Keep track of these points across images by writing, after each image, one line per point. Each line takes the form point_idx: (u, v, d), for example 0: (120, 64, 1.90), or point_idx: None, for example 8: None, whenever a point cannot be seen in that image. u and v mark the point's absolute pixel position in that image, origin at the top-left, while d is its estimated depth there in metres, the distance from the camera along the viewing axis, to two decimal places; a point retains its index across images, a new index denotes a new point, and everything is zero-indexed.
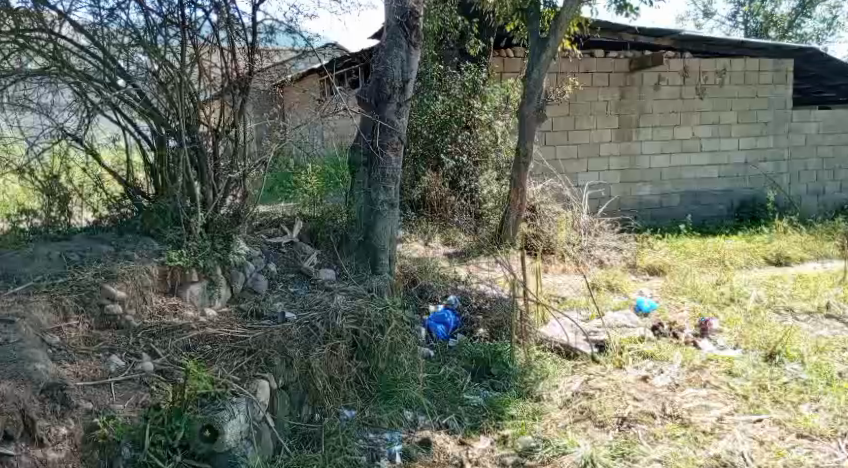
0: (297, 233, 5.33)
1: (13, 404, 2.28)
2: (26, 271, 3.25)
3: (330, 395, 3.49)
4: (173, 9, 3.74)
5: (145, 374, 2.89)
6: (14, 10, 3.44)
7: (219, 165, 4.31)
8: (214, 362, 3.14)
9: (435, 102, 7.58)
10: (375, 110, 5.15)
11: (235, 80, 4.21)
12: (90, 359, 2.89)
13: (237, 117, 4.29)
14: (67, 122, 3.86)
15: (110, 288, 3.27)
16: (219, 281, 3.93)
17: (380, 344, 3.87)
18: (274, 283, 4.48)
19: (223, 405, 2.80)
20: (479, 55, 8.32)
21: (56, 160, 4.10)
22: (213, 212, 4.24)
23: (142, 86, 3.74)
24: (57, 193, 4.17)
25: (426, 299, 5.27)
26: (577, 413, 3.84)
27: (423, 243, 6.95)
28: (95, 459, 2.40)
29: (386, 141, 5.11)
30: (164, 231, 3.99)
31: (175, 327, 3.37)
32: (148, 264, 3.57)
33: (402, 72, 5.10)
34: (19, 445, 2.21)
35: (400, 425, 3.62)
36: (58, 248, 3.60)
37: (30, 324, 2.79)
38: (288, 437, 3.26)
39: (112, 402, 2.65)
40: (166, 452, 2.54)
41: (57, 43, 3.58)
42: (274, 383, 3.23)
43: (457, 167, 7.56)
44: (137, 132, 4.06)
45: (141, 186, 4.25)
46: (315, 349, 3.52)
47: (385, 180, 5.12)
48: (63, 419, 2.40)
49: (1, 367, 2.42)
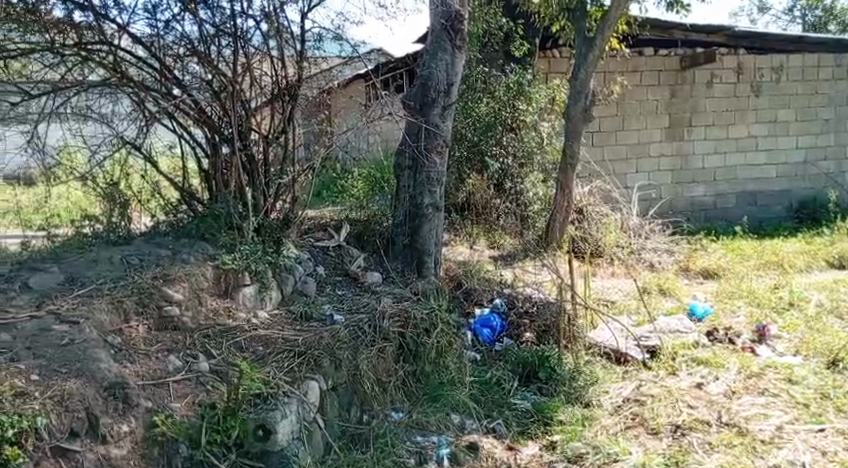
0: (343, 236, 5.36)
1: (78, 401, 2.36)
2: (89, 274, 3.37)
3: (377, 397, 3.58)
4: (225, 19, 3.87)
5: (201, 374, 2.98)
6: (76, 24, 3.58)
7: (268, 170, 4.41)
8: (266, 363, 3.19)
9: (480, 105, 7.52)
10: (420, 114, 5.14)
11: (284, 87, 4.31)
12: (149, 358, 2.96)
13: (287, 124, 4.41)
14: (126, 130, 3.98)
15: (168, 290, 3.39)
16: (269, 283, 4.02)
17: (426, 348, 3.93)
18: (322, 286, 4.53)
19: (275, 405, 2.87)
20: (524, 56, 8.27)
21: (117, 167, 4.23)
22: (263, 215, 4.33)
23: (196, 95, 3.95)
24: (117, 199, 4.25)
25: (472, 302, 5.25)
26: (629, 420, 3.77)
27: (468, 246, 6.91)
28: (154, 455, 2.44)
29: (430, 145, 5.14)
30: (217, 235, 4.03)
31: (228, 329, 3.45)
32: (203, 267, 3.67)
33: (447, 75, 5.11)
34: (84, 441, 2.28)
35: (448, 428, 3.60)
36: (117, 252, 3.70)
37: (93, 325, 2.89)
38: (337, 438, 3.27)
39: (170, 401, 2.72)
40: (221, 450, 2.62)
41: (116, 55, 3.71)
42: (324, 384, 3.28)
43: (502, 170, 7.44)
44: (193, 140, 4.18)
45: (196, 192, 4.33)
46: (363, 351, 3.59)
47: (430, 184, 5.16)
48: (124, 417, 2.47)
49: (67, 366, 2.52)
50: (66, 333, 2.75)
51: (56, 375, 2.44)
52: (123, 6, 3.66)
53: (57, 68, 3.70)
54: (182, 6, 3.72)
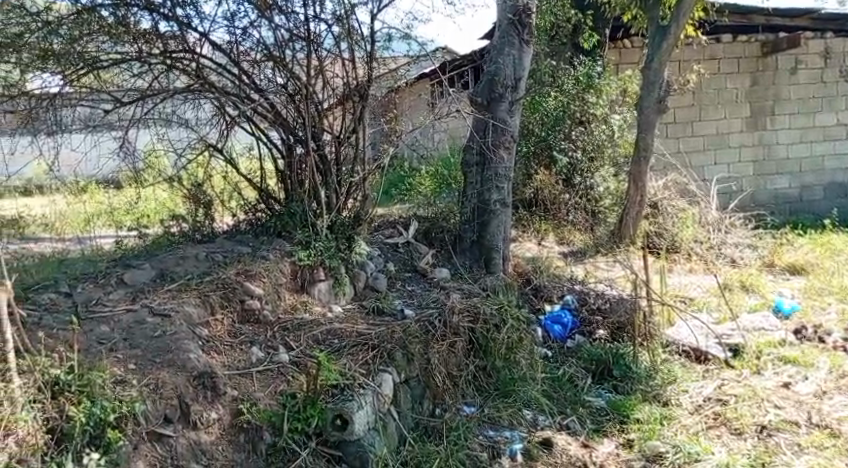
0: (412, 232, 5.37)
1: (172, 389, 2.52)
2: (178, 270, 3.56)
3: (450, 391, 3.61)
4: (299, 24, 3.97)
5: (282, 365, 3.11)
6: (162, 34, 3.78)
7: (340, 169, 4.48)
8: (341, 355, 3.27)
9: (547, 99, 7.41)
10: (487, 109, 5.13)
11: (355, 87, 4.35)
12: (234, 350, 3.11)
13: (358, 123, 4.44)
14: (209, 134, 4.26)
15: (249, 286, 3.54)
16: (343, 279, 4.11)
17: (497, 342, 3.92)
18: (392, 282, 4.56)
19: (351, 396, 2.95)
20: (594, 48, 8.12)
21: (200, 168, 4.47)
22: (336, 213, 4.45)
23: (273, 99, 4.11)
24: (202, 199, 4.49)
25: (542, 298, 5.20)
26: (710, 419, 3.66)
27: (536, 243, 6.81)
28: (241, 441, 2.62)
29: (498, 140, 5.12)
30: (294, 233, 4.21)
31: (305, 322, 3.57)
32: (280, 262, 3.83)
33: (515, 70, 5.09)
34: (177, 427, 2.45)
35: (520, 424, 3.58)
36: (201, 250, 3.88)
37: (182, 317, 3.05)
38: (411, 430, 3.31)
39: (254, 390, 2.86)
40: (302, 438, 2.74)
41: (198, 62, 3.90)
42: (397, 377, 3.34)
43: (572, 164, 7.30)
44: (269, 142, 4.33)
45: (274, 192, 4.51)
46: (434, 345, 3.63)
47: (498, 180, 5.16)
48: (213, 404, 2.64)
49: (160, 356, 2.68)
50: (159, 324, 2.92)
51: (151, 365, 2.60)
52: (204, 16, 3.83)
53: (144, 77, 3.91)
54: (259, 13, 3.84)
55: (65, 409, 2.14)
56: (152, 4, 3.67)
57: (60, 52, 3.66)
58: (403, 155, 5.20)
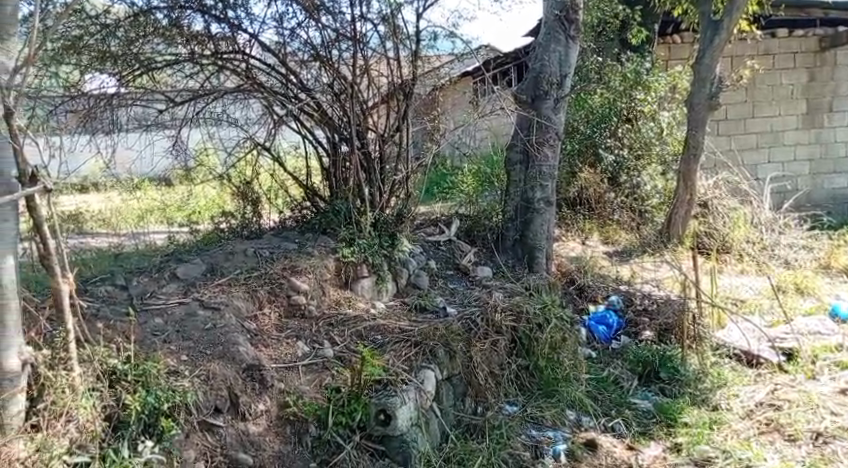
0: (454, 231, 5.38)
1: (221, 380, 2.61)
2: (227, 265, 3.64)
3: (492, 390, 3.59)
4: (345, 24, 4.02)
5: (326, 360, 3.15)
6: (213, 35, 3.95)
7: (384, 167, 4.48)
8: (385, 351, 3.29)
9: (592, 97, 7.29)
10: (531, 107, 5.07)
11: (399, 85, 4.36)
12: (281, 344, 3.17)
13: (401, 122, 4.43)
14: (257, 133, 4.32)
15: (295, 281, 3.61)
16: (385, 276, 4.12)
17: (540, 342, 3.88)
18: (434, 279, 4.55)
19: (395, 392, 2.95)
20: (642, 44, 7.97)
21: (248, 167, 4.56)
22: (379, 211, 4.45)
23: (320, 98, 4.17)
24: (250, 196, 4.60)
25: (586, 299, 5.13)
26: (762, 425, 3.56)
27: (580, 242, 6.73)
28: (288, 434, 2.69)
29: (541, 138, 5.06)
30: (338, 229, 4.24)
31: (350, 318, 3.61)
32: (325, 259, 3.88)
33: (560, 67, 5.03)
34: (226, 417, 2.54)
35: (564, 424, 3.55)
36: (249, 245, 3.96)
37: (232, 311, 3.14)
38: (453, 427, 3.32)
39: (300, 384, 2.93)
40: (346, 431, 2.78)
41: (248, 63, 4.06)
42: (439, 374, 3.34)
43: (618, 163, 7.18)
44: (315, 140, 4.40)
45: (319, 190, 4.53)
46: (476, 344, 3.61)
47: (543, 178, 5.10)
48: (260, 396, 2.73)
49: (211, 348, 2.77)
50: (209, 318, 3.00)
51: (203, 356, 2.69)
52: (254, 17, 3.96)
53: (196, 77, 4.07)
54: (306, 15, 3.93)
55: (122, 397, 2.23)
56: (204, 6, 3.85)
57: (118, 54, 3.88)
58: (444, 153, 5.20)
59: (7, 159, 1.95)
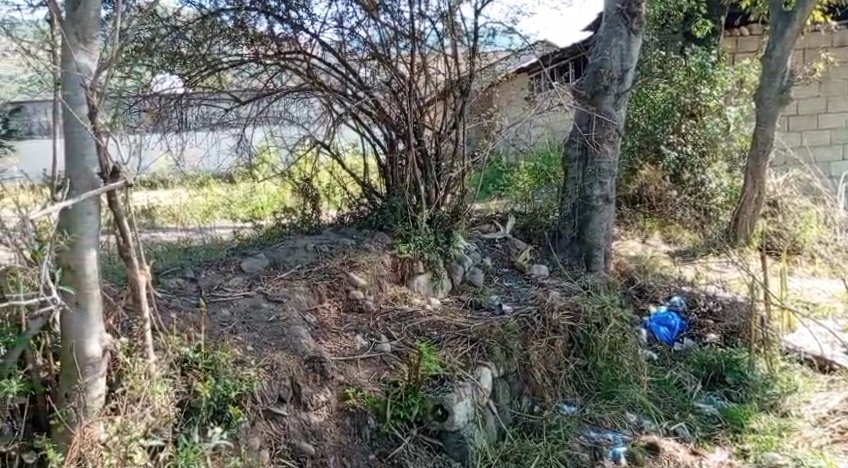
0: (509, 228, 5.34)
1: (285, 371, 2.71)
2: (288, 260, 3.72)
3: (549, 389, 3.55)
4: (404, 23, 4.06)
5: (384, 354, 3.19)
6: (276, 36, 4.07)
7: (440, 164, 4.48)
8: (441, 346, 3.30)
9: (655, 92, 7.11)
10: (592, 103, 4.98)
11: (456, 82, 4.37)
12: (340, 337, 3.24)
13: (459, 119, 4.42)
14: (317, 131, 4.40)
15: (353, 276, 3.67)
16: (441, 273, 4.13)
17: (599, 343, 3.83)
18: (490, 276, 4.52)
19: (451, 388, 2.98)
20: (707, 37, 7.74)
21: (308, 164, 4.68)
22: (434, 208, 4.44)
23: (378, 96, 4.23)
24: (310, 193, 4.66)
25: (647, 300, 5.00)
26: (836, 434, 3.42)
27: (641, 241, 6.57)
28: (347, 425, 2.74)
29: (601, 135, 4.96)
30: (394, 226, 4.27)
31: (407, 313, 3.63)
32: (382, 255, 3.93)
33: (622, 62, 4.91)
34: (289, 407, 2.64)
35: (624, 427, 3.47)
36: (309, 241, 4.03)
37: (294, 304, 3.24)
38: (510, 425, 3.30)
39: (359, 376, 3.00)
40: (404, 425, 2.83)
41: (309, 62, 4.15)
42: (495, 372, 3.33)
43: (681, 159, 6.97)
44: (372, 138, 4.45)
45: (376, 187, 4.59)
46: (533, 342, 3.59)
47: (601, 175, 5.00)
48: (321, 387, 2.82)
49: (274, 339, 2.88)
50: (273, 309, 3.13)
51: (267, 346, 2.80)
52: (315, 17, 4.05)
53: (260, 77, 4.22)
54: (366, 13, 4.00)
55: (193, 385, 2.33)
56: (268, 7, 3.97)
57: (187, 56, 4.04)
58: (499, 151, 5.16)
59: (93, 156, 2.05)
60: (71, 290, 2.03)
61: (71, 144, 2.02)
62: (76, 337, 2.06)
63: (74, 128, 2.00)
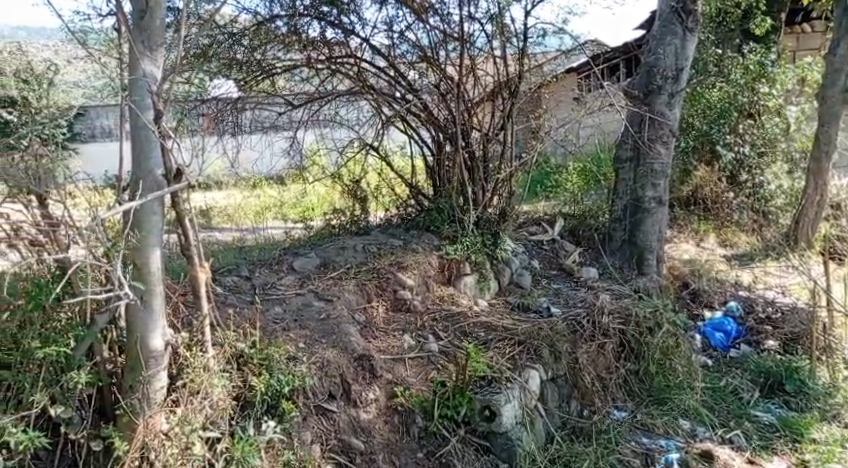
0: (558, 230, 5.27)
1: (335, 368, 2.76)
2: (338, 259, 3.77)
3: (599, 393, 3.49)
4: (452, 26, 4.09)
5: (432, 354, 3.21)
6: (328, 41, 4.14)
7: (487, 166, 4.44)
8: (489, 348, 3.30)
9: (711, 91, 6.91)
10: (644, 103, 4.88)
11: (504, 83, 4.34)
12: (388, 336, 3.27)
13: (506, 120, 4.39)
14: (366, 133, 4.47)
15: (401, 276, 3.71)
16: (488, 275, 4.11)
17: (651, 347, 3.76)
18: (538, 278, 4.48)
19: (499, 389, 2.98)
20: (766, 34, 7.52)
21: (357, 165, 4.73)
22: (481, 209, 4.40)
23: (426, 98, 4.25)
24: (358, 194, 4.69)
25: (701, 304, 4.90)
26: None
27: (695, 244, 6.40)
28: (396, 423, 2.79)
29: (654, 135, 4.86)
30: (441, 227, 4.27)
31: (453, 314, 3.64)
32: (429, 256, 3.94)
33: (676, 60, 4.79)
34: (339, 403, 2.69)
35: (677, 434, 3.39)
36: (359, 241, 4.07)
37: (343, 303, 3.30)
38: (558, 429, 3.23)
39: (407, 375, 3.02)
40: (451, 425, 2.83)
41: (359, 66, 4.21)
42: (544, 374, 3.29)
43: (738, 160, 6.78)
44: (420, 140, 4.48)
45: (423, 189, 4.62)
46: (582, 345, 3.55)
47: (654, 176, 4.90)
48: (370, 385, 2.85)
49: (326, 337, 2.94)
50: (324, 308, 3.19)
51: (318, 344, 2.85)
52: (365, 21, 4.10)
53: (311, 81, 4.31)
54: (415, 16, 4.03)
55: (249, 379, 2.39)
56: (322, 13, 4.03)
57: (243, 61, 4.19)
58: (546, 153, 5.10)
59: (157, 158, 2.13)
60: (140, 286, 2.12)
61: (138, 147, 2.11)
62: (141, 331, 2.14)
63: (141, 131, 2.09)
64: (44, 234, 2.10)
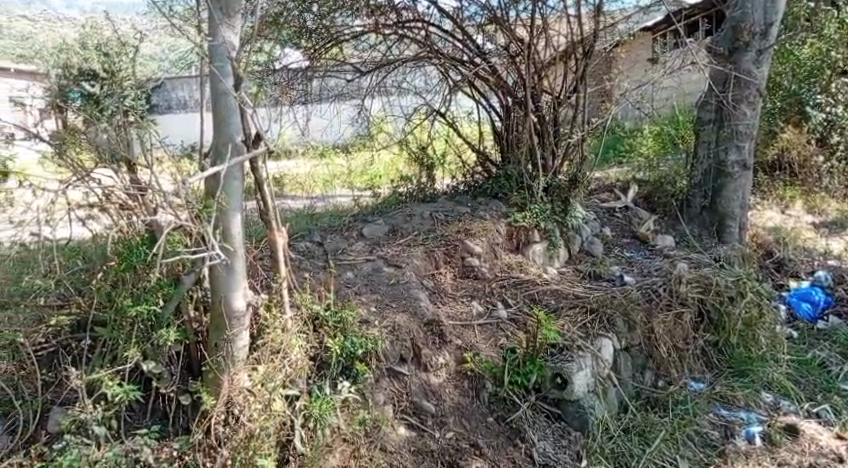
0: (631, 197, 5.09)
1: (406, 333, 2.79)
2: (406, 227, 3.78)
3: (675, 364, 3.40)
4: None
5: (500, 321, 3.19)
6: (395, 5, 4.08)
7: (558, 130, 4.27)
8: (560, 315, 3.25)
9: (802, 47, 6.54)
10: (729, 60, 4.65)
11: (579, 43, 4.15)
12: (456, 302, 3.26)
13: (579, 82, 4.21)
14: (434, 100, 4.55)
15: (469, 243, 3.67)
16: (558, 242, 4.00)
17: (733, 317, 3.59)
18: (610, 247, 4.35)
19: (571, 357, 2.94)
20: None
21: (423, 132, 4.74)
22: (551, 176, 4.24)
23: (495, 62, 4.23)
24: (425, 162, 4.63)
25: (786, 274, 4.68)
26: None
27: (780, 212, 6.00)
28: (466, 387, 2.79)
29: (739, 95, 4.61)
30: (510, 194, 4.20)
31: (522, 281, 3.60)
32: (497, 223, 3.89)
33: (765, 15, 4.49)
34: (410, 367, 2.72)
35: (759, 406, 3.28)
36: (426, 208, 4.06)
37: (412, 270, 3.31)
38: (632, 398, 3.18)
39: (476, 341, 3.01)
40: (522, 391, 2.82)
41: (427, 30, 4.15)
42: (617, 344, 3.22)
43: (829, 121, 6.39)
44: (488, 106, 4.48)
45: (490, 155, 4.55)
46: (658, 315, 3.42)
47: (739, 138, 4.63)
48: (440, 350, 2.88)
49: (396, 301, 2.98)
50: (392, 274, 3.22)
51: (389, 308, 2.89)
52: None
53: (378, 48, 4.32)
54: None
55: (324, 340, 2.45)
56: None
57: (313, 29, 4.15)
58: (619, 116, 4.90)
59: (236, 125, 2.18)
60: (226, 248, 2.20)
61: (219, 113, 2.16)
62: (224, 291, 2.22)
63: (220, 98, 2.14)
64: (133, 198, 2.18)
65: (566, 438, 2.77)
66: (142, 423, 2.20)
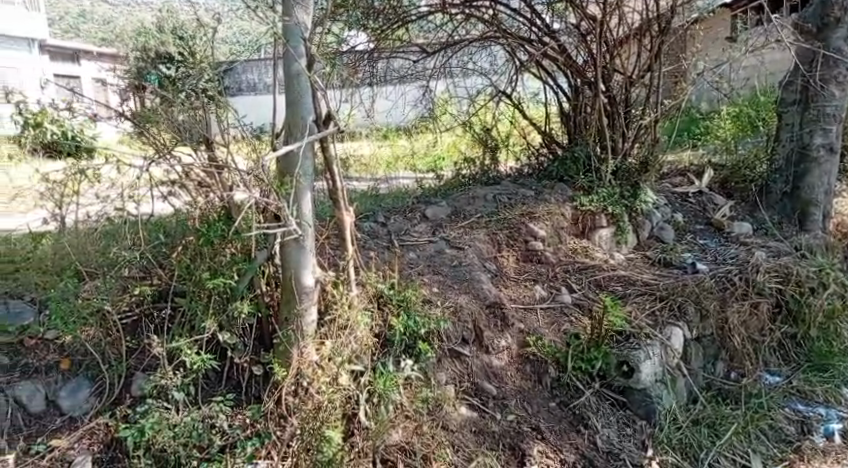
0: (706, 182, 4.94)
1: (467, 314, 2.78)
2: (470, 209, 3.76)
3: (749, 356, 3.28)
4: None
5: (565, 305, 3.15)
6: None
7: (628, 110, 4.18)
8: (627, 301, 3.18)
9: None
10: (816, 38, 4.38)
11: (654, 19, 4.01)
12: (520, 285, 3.24)
13: (654, 60, 4.11)
14: (500, 81, 4.51)
15: (533, 226, 3.63)
16: (626, 227, 3.88)
17: (813, 309, 3.44)
18: (682, 233, 4.20)
19: (638, 345, 2.87)
20: None
21: (487, 113, 4.70)
22: (621, 159, 4.15)
23: (565, 40, 4.13)
24: (490, 144, 4.59)
25: None
26: None
27: None
28: (528, 372, 2.77)
29: (827, 74, 4.32)
30: (577, 177, 4.12)
31: (587, 266, 3.53)
32: (563, 206, 3.82)
33: None
34: (473, 348, 2.72)
35: (840, 403, 3.12)
36: (490, 191, 4.02)
37: (474, 252, 3.30)
38: (702, 389, 3.08)
39: (540, 326, 2.97)
40: (585, 377, 2.78)
41: (495, 9, 4.06)
42: (688, 333, 3.12)
43: None
44: (555, 86, 4.40)
45: (556, 136, 4.50)
46: (732, 304, 3.29)
47: (827, 120, 4.37)
48: (503, 333, 2.86)
49: (458, 282, 2.98)
50: (455, 256, 3.21)
51: (452, 289, 2.90)
52: None
53: (445, 28, 4.27)
54: None
55: (388, 319, 2.48)
56: None
57: (380, 10, 4.06)
58: (695, 98, 4.70)
59: (308, 105, 2.21)
60: (298, 225, 2.25)
61: (292, 94, 2.19)
62: (295, 267, 2.28)
63: (294, 79, 2.17)
64: (212, 176, 2.24)
65: (632, 426, 2.72)
66: (218, 390, 2.29)
